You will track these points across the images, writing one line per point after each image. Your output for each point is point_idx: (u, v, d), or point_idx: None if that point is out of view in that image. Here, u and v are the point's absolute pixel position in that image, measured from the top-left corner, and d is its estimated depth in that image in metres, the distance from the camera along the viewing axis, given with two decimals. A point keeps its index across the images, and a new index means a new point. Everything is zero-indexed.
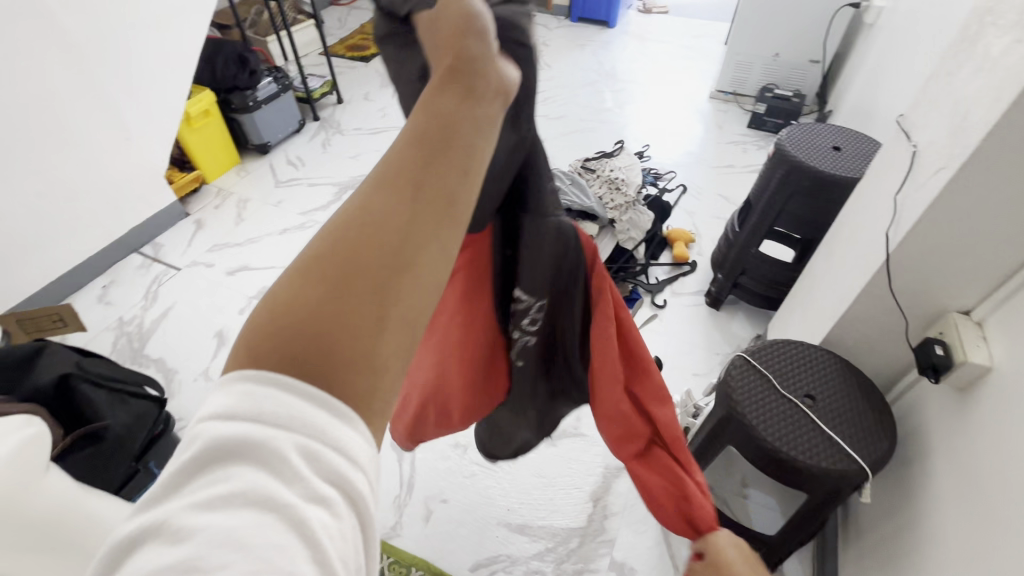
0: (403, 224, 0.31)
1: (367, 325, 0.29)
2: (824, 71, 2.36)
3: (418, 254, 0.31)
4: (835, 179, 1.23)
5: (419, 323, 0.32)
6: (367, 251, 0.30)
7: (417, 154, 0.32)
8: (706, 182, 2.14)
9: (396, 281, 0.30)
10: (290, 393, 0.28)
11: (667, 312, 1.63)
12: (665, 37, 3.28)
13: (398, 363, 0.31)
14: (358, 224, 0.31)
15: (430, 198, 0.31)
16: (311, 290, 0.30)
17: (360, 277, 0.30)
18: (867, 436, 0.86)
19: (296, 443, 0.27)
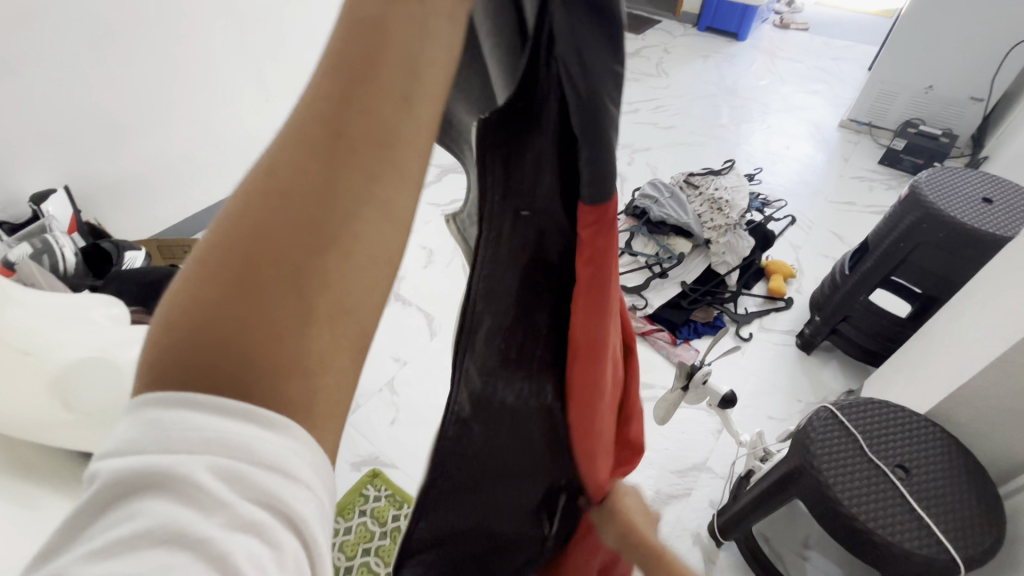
0: (323, 185, 0.24)
1: (291, 319, 0.24)
2: (985, 112, 2.08)
3: (347, 221, 0.25)
4: (978, 234, 1.08)
5: (363, 306, 0.26)
6: (286, 227, 0.24)
7: (335, 89, 0.25)
8: (820, 215, 1.98)
9: (324, 260, 0.24)
10: (205, 410, 0.23)
11: (751, 346, 1.53)
12: (799, 56, 3.06)
13: (338, 361, 0.25)
14: (269, 196, 0.25)
15: (355, 146, 0.25)
16: (215, 285, 0.24)
17: (275, 261, 0.24)
18: (965, 528, 0.76)
19: (212, 464, 0.23)
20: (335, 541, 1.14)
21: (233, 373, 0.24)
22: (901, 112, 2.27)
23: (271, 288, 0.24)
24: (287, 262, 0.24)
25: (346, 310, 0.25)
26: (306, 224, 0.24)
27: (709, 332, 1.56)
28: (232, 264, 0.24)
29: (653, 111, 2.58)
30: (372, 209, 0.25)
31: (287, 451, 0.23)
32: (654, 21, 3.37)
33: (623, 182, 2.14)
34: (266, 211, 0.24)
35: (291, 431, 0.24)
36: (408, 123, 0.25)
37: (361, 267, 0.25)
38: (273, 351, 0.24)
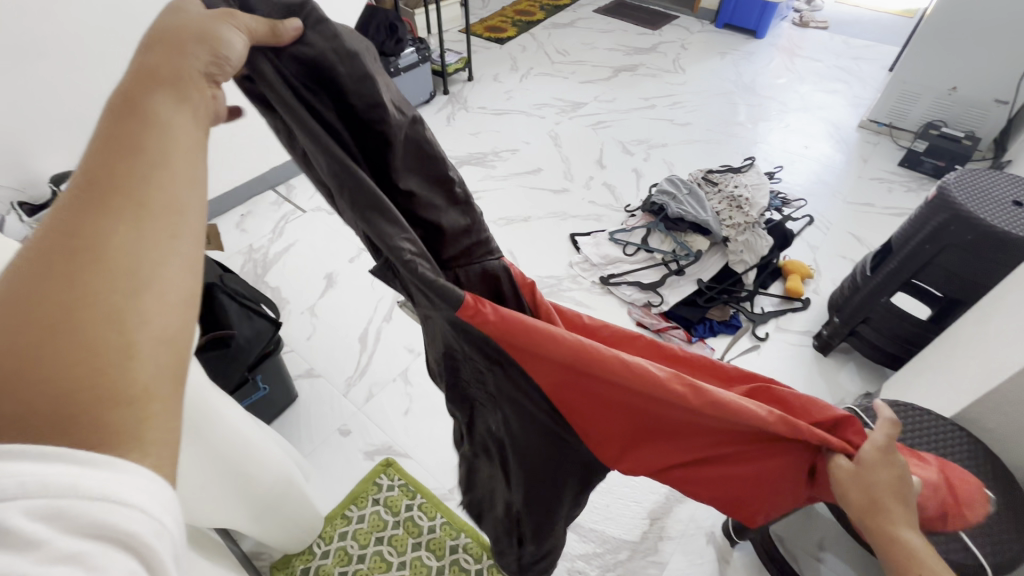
0: (140, 240, 0.31)
1: (107, 347, 0.28)
2: (1010, 115, 2.04)
3: (155, 264, 0.31)
4: (1007, 237, 1.07)
5: (178, 338, 0.31)
6: (98, 269, 0.29)
7: (128, 173, 0.33)
8: (838, 216, 1.95)
9: (138, 295, 0.29)
10: (14, 457, 0.23)
11: (767, 346, 1.52)
12: (818, 55, 3.02)
13: (159, 389, 0.29)
14: (78, 253, 0.29)
15: (161, 209, 0.33)
16: (22, 334, 0.27)
17: (94, 298, 0.28)
18: (993, 534, 0.75)
19: (26, 509, 0.22)
20: (348, 529, 1.14)
21: (34, 415, 0.25)
22: (922, 113, 2.24)
23: (86, 325, 0.28)
24: (91, 304, 0.28)
25: (165, 337, 0.30)
26: (104, 273, 0.29)
27: (726, 331, 1.55)
28: (12, 325, 0.27)
29: (670, 108, 2.56)
30: (170, 252, 0.32)
31: (119, 481, 0.24)
32: (672, 17, 3.34)
33: (639, 178, 2.13)
34: (64, 271, 0.29)
35: (114, 462, 0.25)
36: (184, 190, 0.35)
37: (175, 297, 0.31)
38: (81, 380, 0.26)
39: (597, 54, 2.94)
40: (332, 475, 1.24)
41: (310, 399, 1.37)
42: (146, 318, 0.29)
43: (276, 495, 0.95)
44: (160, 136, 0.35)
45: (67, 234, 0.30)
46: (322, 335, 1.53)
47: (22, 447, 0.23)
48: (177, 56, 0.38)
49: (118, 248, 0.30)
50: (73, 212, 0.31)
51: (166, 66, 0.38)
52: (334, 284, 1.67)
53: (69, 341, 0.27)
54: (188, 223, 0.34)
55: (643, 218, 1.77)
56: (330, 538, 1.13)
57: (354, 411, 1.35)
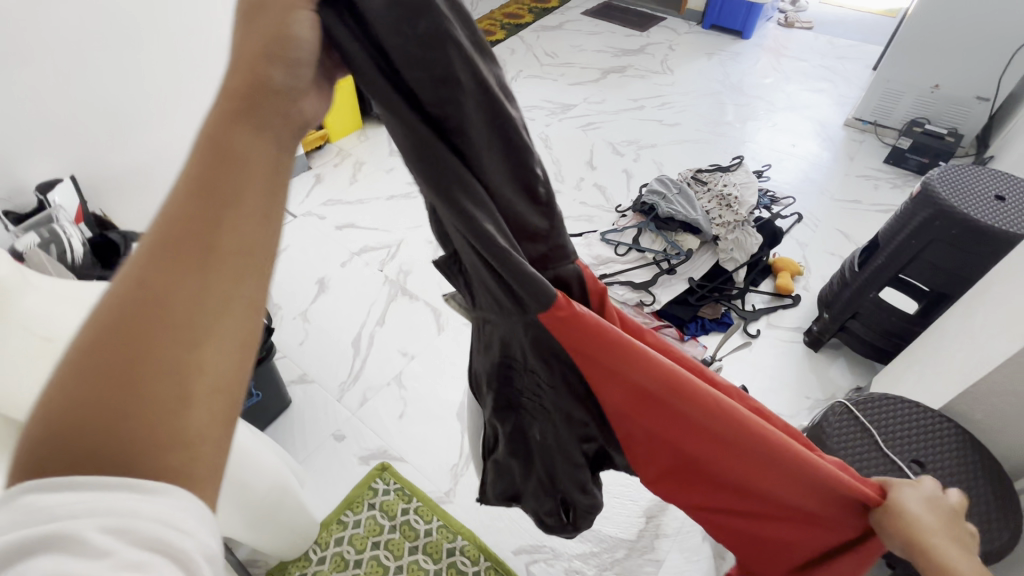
0: (199, 294, 0.34)
1: (167, 401, 0.32)
2: (991, 111, 2.08)
3: (212, 320, 0.34)
4: (990, 231, 1.08)
5: (231, 385, 0.35)
6: (159, 324, 0.33)
7: (199, 214, 0.35)
8: (826, 213, 1.98)
9: (196, 351, 0.33)
10: (87, 488, 0.30)
11: (758, 343, 1.53)
12: (803, 55, 3.06)
13: (211, 433, 0.33)
14: (145, 306, 0.33)
15: (224, 257, 0.35)
16: (102, 379, 0.32)
17: (155, 355, 0.32)
18: (982, 523, 0.77)
19: (96, 524, 0.29)
20: (344, 535, 1.14)
21: (104, 453, 0.31)
22: (906, 111, 2.27)
23: (150, 380, 0.32)
24: (161, 359, 0.32)
25: (219, 388, 0.34)
26: (176, 327, 0.33)
27: (717, 329, 1.57)
28: (101, 367, 0.32)
29: (658, 109, 2.57)
30: (228, 304, 0.35)
31: (168, 505, 0.30)
32: (659, 18, 3.37)
33: (630, 179, 2.14)
34: (140, 319, 0.33)
35: (166, 488, 0.31)
36: (253, 230, 0.37)
37: (228, 350, 0.35)
38: (147, 428, 0.31)
39: (585, 56, 2.96)
40: (327, 480, 1.23)
41: (304, 405, 1.37)
42: (203, 372, 0.33)
43: (271, 502, 0.94)
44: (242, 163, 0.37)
45: (147, 275, 0.34)
46: (315, 341, 1.52)
47: (93, 481, 0.30)
48: (262, 58, 0.37)
49: (185, 301, 0.34)
50: (158, 244, 0.35)
51: (254, 69, 0.37)
52: (326, 289, 1.67)
53: (142, 389, 0.32)
54: (252, 266, 0.36)
55: (633, 217, 1.78)
56: (326, 543, 1.13)
57: (348, 416, 1.35)
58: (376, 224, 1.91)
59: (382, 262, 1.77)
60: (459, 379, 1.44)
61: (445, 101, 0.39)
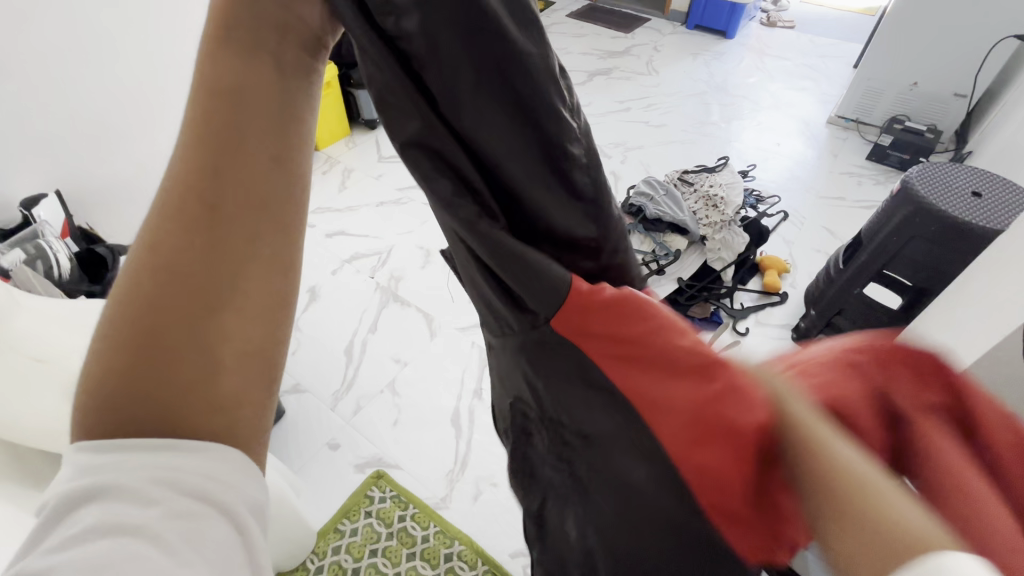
0: (213, 255, 0.35)
1: (198, 361, 0.34)
2: (969, 107, 2.12)
3: (230, 280, 0.35)
4: (968, 227, 1.11)
5: (255, 341, 0.36)
6: (180, 287, 0.34)
7: (204, 173, 0.35)
8: (811, 210, 2.01)
9: (216, 310, 0.35)
10: (136, 446, 0.34)
11: (748, 341, 1.55)
12: (786, 54, 3.10)
13: (242, 386, 0.36)
14: (165, 273, 0.34)
15: (234, 214, 0.36)
16: (135, 347, 0.34)
17: (180, 319, 0.34)
18: None
19: (143, 480, 0.33)
20: (341, 543, 1.14)
21: (151, 415, 0.34)
22: (887, 109, 2.31)
23: (178, 344, 0.34)
24: (187, 319, 0.34)
25: (244, 340, 0.36)
26: (193, 285, 0.35)
27: (706, 328, 1.58)
28: (131, 336, 0.34)
29: (645, 110, 2.60)
30: (243, 264, 0.36)
31: (207, 461, 0.34)
32: (644, 20, 3.39)
33: (618, 180, 2.16)
34: (161, 283, 0.34)
35: (207, 447, 0.34)
36: (260, 184, 0.36)
37: (249, 305, 0.36)
38: (182, 384, 0.34)
39: (571, 59, 2.98)
40: (323, 489, 1.23)
41: (298, 414, 1.37)
42: (226, 328, 0.35)
43: (267, 513, 0.94)
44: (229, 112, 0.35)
45: (162, 240, 0.35)
46: (307, 350, 1.52)
47: (141, 440, 0.34)
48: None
49: (203, 262, 0.35)
50: (169, 218, 0.35)
51: (224, 18, 0.35)
52: (317, 297, 1.67)
53: (174, 346, 0.34)
54: (262, 220, 0.37)
55: (622, 219, 1.80)
56: (323, 552, 1.13)
57: (342, 425, 1.35)
58: (366, 231, 1.91)
59: (373, 269, 1.77)
60: (452, 384, 1.44)
61: (403, 28, 0.35)
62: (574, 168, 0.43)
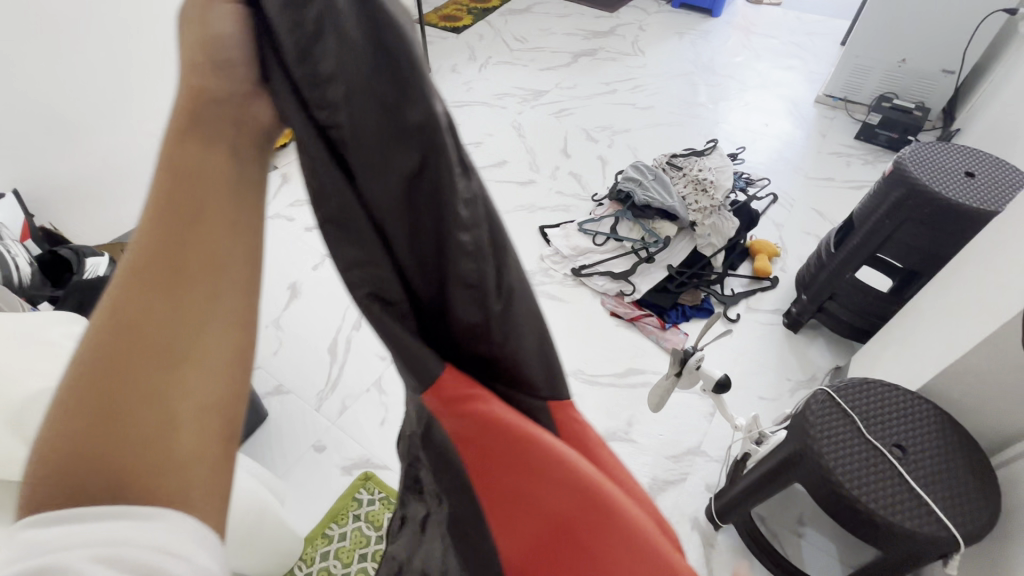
0: (170, 314, 0.31)
1: (156, 428, 0.30)
2: (957, 84, 2.09)
3: (192, 341, 0.32)
4: (962, 208, 1.09)
5: (219, 407, 0.32)
6: (133, 347, 0.30)
7: (162, 225, 0.32)
8: (800, 192, 1.98)
9: (175, 373, 0.31)
10: (76, 524, 0.28)
11: (739, 328, 1.53)
12: (773, 31, 3.05)
13: (202, 456, 0.31)
14: (120, 331, 0.30)
15: (196, 267, 0.32)
16: (85, 412, 0.30)
17: (133, 382, 0.30)
18: (965, 504, 0.77)
19: (88, 556, 0.27)
20: (330, 549, 1.11)
21: (97, 491, 0.29)
22: (875, 87, 2.28)
23: (132, 411, 0.30)
24: (150, 391, 0.30)
25: (210, 407, 0.32)
26: (151, 345, 0.31)
27: (697, 315, 1.56)
28: (80, 401, 0.30)
29: (631, 92, 2.54)
30: (205, 322, 0.32)
31: (163, 536, 0.28)
32: None
33: (606, 165, 2.11)
34: (120, 340, 0.30)
35: (164, 515, 0.29)
36: (224, 237, 0.33)
37: (211, 368, 0.32)
38: (144, 456, 0.30)
39: (555, 39, 2.90)
40: (310, 493, 1.20)
41: (282, 417, 1.33)
42: (191, 397, 0.31)
43: (248, 526, 0.91)
44: (209, 177, 0.33)
45: (125, 298, 0.31)
46: (290, 350, 1.47)
47: (80, 517, 0.28)
48: (198, 40, 0.31)
49: (160, 318, 0.31)
50: (124, 272, 0.31)
51: (192, 66, 0.32)
52: (298, 294, 1.62)
53: (131, 414, 0.30)
54: (228, 276, 0.33)
55: (610, 206, 1.75)
56: (311, 559, 1.10)
57: (327, 426, 1.31)
58: None
59: None
60: None
61: (328, 102, 0.27)
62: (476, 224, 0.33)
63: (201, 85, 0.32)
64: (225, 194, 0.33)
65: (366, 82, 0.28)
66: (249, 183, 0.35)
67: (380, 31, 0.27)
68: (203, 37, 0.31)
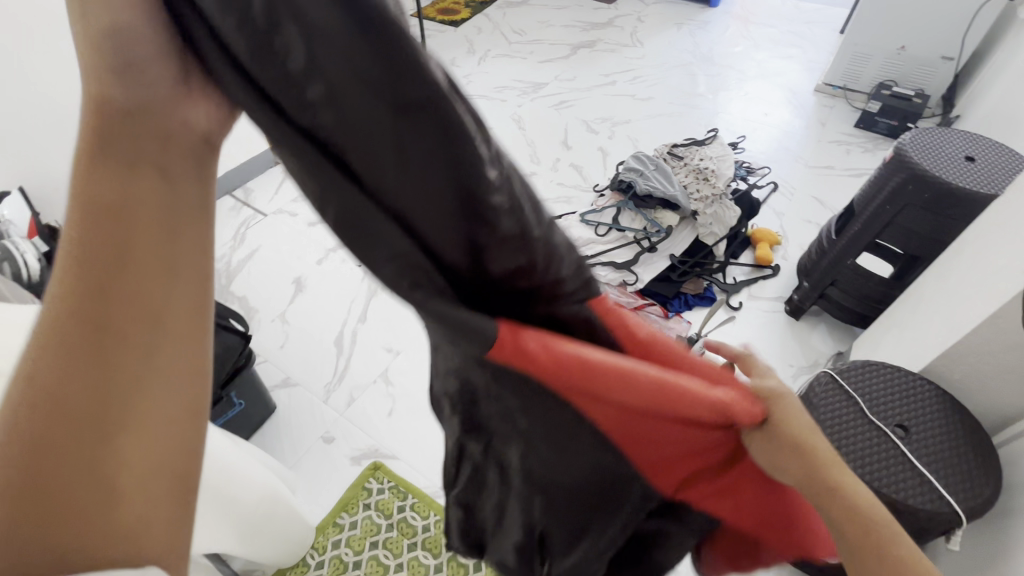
0: (103, 377, 0.32)
1: (100, 488, 0.31)
2: (957, 70, 2.09)
3: (131, 399, 0.33)
4: (962, 193, 1.10)
5: (167, 455, 0.34)
6: (68, 412, 0.31)
7: (86, 284, 0.32)
8: (801, 181, 1.99)
9: (115, 432, 0.32)
10: None
11: (742, 315, 1.55)
12: (772, 21, 3.05)
13: (153, 504, 0.33)
14: (51, 399, 0.31)
15: (126, 323, 0.33)
16: (21, 481, 0.30)
17: (71, 448, 0.31)
18: (966, 481, 0.78)
19: None
20: (341, 537, 1.13)
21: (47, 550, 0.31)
22: (874, 74, 2.28)
23: (71, 475, 0.31)
24: (82, 448, 0.31)
25: (157, 458, 0.33)
26: (86, 407, 0.32)
27: (700, 304, 1.58)
28: (14, 473, 0.30)
29: (631, 83, 2.54)
30: (144, 378, 0.33)
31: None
32: None
33: (606, 156, 2.12)
34: (54, 407, 0.31)
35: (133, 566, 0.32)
36: (155, 292, 0.34)
37: (155, 420, 0.33)
38: (92, 513, 0.31)
39: (554, 31, 2.90)
40: (319, 483, 1.22)
41: (290, 409, 1.34)
42: (129, 450, 0.32)
43: (262, 514, 0.92)
44: (128, 221, 0.32)
45: (45, 365, 0.32)
46: (296, 343, 1.48)
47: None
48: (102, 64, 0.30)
49: (93, 381, 0.32)
50: (49, 338, 0.32)
51: (96, 88, 0.31)
52: (303, 288, 1.63)
53: (67, 479, 0.31)
54: (164, 329, 0.34)
55: (611, 196, 1.76)
56: (323, 547, 1.11)
57: (335, 417, 1.33)
58: None
59: None
60: None
61: (308, 104, 0.26)
62: (513, 217, 0.33)
63: (100, 98, 0.31)
64: (148, 234, 0.33)
65: (364, 83, 0.26)
66: (179, 209, 0.34)
67: (364, 9, 0.24)
68: (97, 34, 0.29)
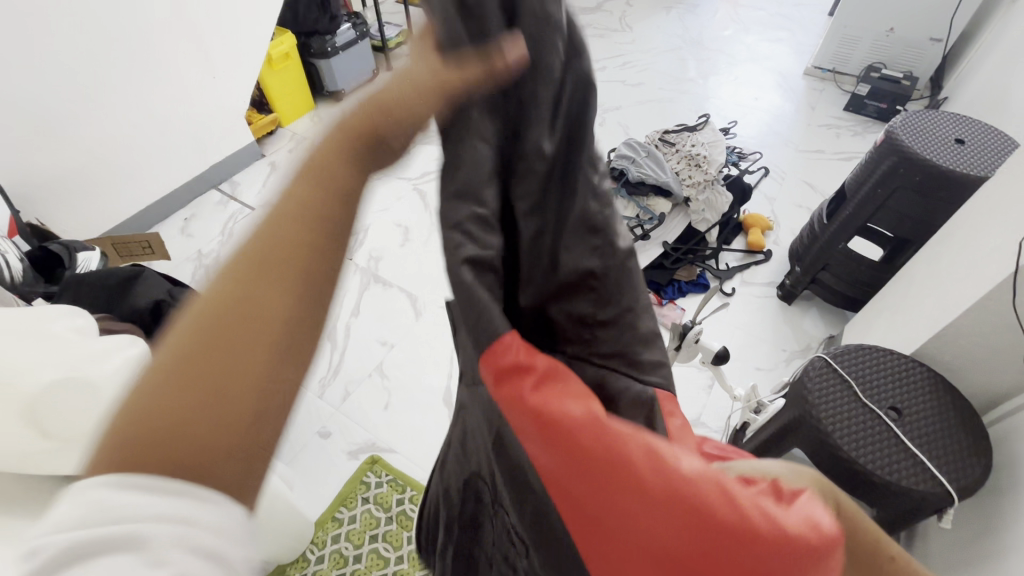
0: (275, 303, 0.34)
1: (250, 409, 0.33)
2: (945, 52, 2.10)
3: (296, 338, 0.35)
4: (954, 175, 1.10)
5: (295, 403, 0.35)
6: (240, 326, 0.33)
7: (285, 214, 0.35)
8: (791, 165, 1.99)
9: (275, 360, 0.34)
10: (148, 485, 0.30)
11: (734, 301, 1.55)
12: (761, 3, 3.03)
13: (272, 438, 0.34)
14: (233, 309, 0.34)
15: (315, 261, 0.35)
16: (186, 382, 0.32)
17: (235, 361, 0.33)
18: (958, 461, 0.79)
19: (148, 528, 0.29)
20: (341, 531, 1.13)
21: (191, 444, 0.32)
22: (863, 57, 2.28)
23: (235, 384, 0.33)
24: (242, 381, 0.33)
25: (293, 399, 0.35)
26: (251, 326, 0.33)
27: (693, 290, 1.58)
28: (185, 372, 0.33)
29: (621, 68, 2.52)
30: (308, 317, 0.35)
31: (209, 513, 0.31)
32: None
33: (597, 144, 2.10)
34: (231, 317, 0.33)
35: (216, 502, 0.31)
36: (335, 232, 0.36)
37: (302, 358, 0.35)
38: (229, 424, 0.32)
39: None
40: (317, 478, 1.21)
41: None
42: (285, 380, 0.34)
43: (261, 512, 0.91)
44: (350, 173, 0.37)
45: (249, 266, 0.35)
46: None
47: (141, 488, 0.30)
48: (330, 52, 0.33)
49: (268, 298, 0.34)
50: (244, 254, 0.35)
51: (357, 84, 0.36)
52: None
53: (222, 384, 0.33)
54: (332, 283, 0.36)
55: None
56: (322, 542, 1.11)
57: (331, 412, 1.32)
58: None
59: (350, 249, 1.71)
60: (441, 363, 1.42)
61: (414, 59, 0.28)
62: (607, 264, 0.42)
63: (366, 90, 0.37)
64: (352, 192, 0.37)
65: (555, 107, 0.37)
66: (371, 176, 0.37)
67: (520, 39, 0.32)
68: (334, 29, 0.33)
